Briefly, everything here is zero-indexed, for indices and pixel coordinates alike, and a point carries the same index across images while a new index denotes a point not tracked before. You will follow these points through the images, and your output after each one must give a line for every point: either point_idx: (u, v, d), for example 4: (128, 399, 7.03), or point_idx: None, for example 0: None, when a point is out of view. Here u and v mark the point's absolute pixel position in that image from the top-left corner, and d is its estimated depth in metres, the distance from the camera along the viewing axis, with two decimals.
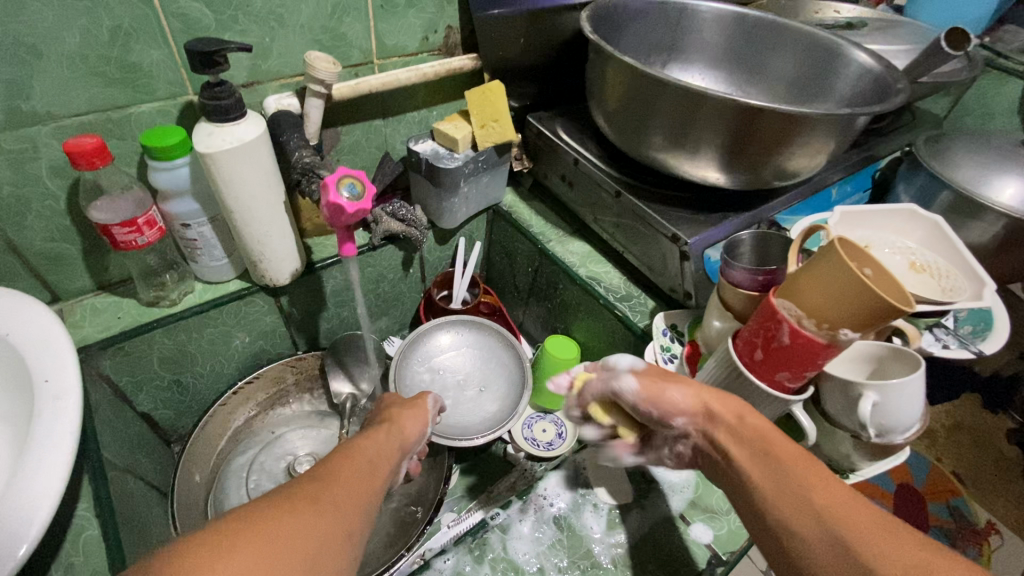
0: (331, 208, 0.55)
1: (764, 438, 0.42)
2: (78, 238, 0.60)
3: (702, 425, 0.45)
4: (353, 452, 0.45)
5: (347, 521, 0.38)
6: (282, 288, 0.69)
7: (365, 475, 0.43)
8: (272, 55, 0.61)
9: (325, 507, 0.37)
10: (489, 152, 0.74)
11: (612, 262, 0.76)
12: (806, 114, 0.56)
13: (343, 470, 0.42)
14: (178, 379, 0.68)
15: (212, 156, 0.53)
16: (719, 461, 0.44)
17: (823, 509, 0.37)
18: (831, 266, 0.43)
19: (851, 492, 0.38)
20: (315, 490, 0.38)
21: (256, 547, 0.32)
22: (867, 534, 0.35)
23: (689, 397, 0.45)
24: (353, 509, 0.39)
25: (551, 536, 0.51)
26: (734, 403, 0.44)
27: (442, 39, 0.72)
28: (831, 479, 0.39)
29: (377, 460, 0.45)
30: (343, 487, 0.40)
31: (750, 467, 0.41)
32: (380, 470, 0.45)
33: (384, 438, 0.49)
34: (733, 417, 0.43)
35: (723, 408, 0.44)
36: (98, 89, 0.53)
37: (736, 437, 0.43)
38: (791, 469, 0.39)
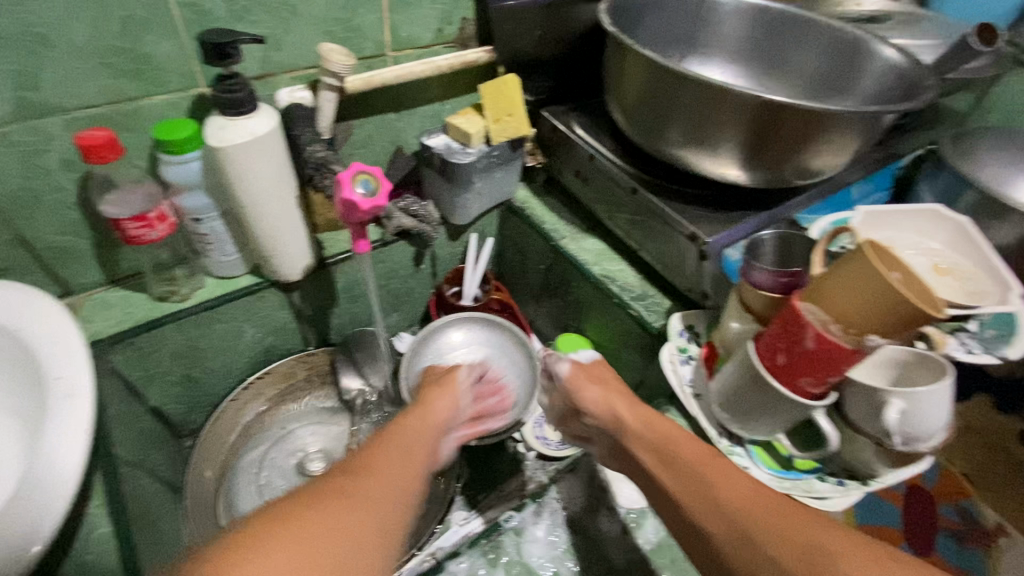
0: (345, 204, 0.54)
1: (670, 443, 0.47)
2: (89, 232, 0.59)
3: (610, 426, 0.52)
4: (390, 443, 0.44)
5: (382, 513, 0.37)
6: (294, 283, 0.68)
7: (400, 468, 0.42)
8: (284, 47, 0.59)
9: (358, 499, 0.37)
10: (503, 147, 0.72)
11: (627, 260, 0.75)
12: (832, 111, 0.55)
13: (378, 462, 0.41)
14: (188, 374, 0.68)
15: (225, 150, 0.53)
16: (638, 468, 0.48)
17: (726, 504, 0.41)
18: (859, 270, 0.42)
19: (752, 484, 0.41)
20: (347, 483, 0.38)
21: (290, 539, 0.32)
22: (769, 521, 0.38)
23: (598, 399, 0.54)
24: (390, 501, 0.39)
25: (566, 541, 0.50)
26: (644, 413, 0.51)
27: (456, 31, 0.70)
28: (733, 474, 0.43)
29: (410, 450, 0.45)
30: (377, 479, 0.40)
31: (665, 473, 0.45)
32: (415, 460, 0.44)
33: (416, 424, 0.48)
34: (644, 424, 0.50)
35: (631, 414, 0.51)
36: (109, 81, 0.52)
37: (648, 442, 0.48)
38: (700, 470, 0.44)
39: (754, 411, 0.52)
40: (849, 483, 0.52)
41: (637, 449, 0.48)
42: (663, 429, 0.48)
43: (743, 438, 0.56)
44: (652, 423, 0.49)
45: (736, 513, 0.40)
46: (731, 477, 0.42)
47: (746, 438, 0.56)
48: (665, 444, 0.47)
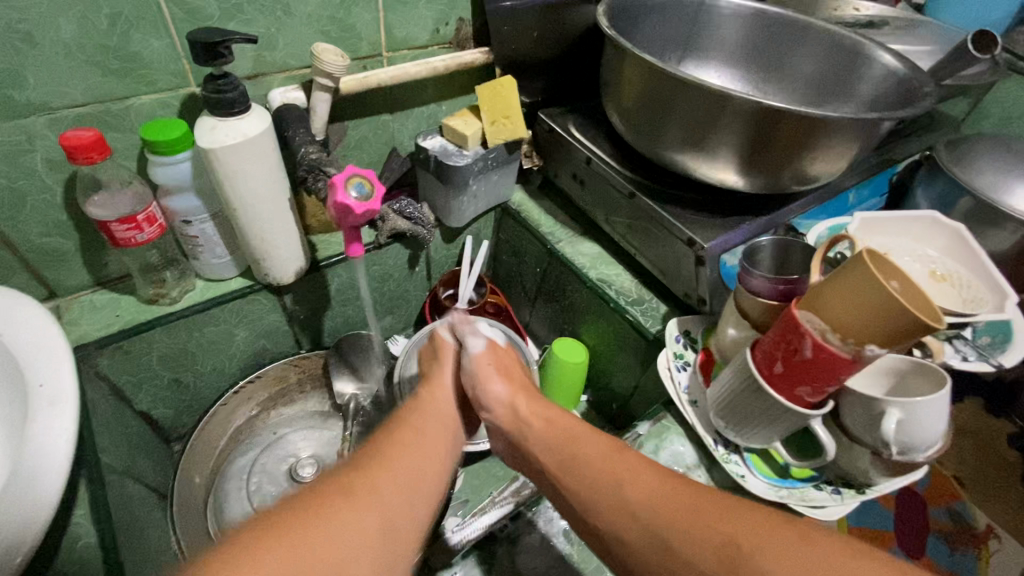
0: (339, 208, 0.53)
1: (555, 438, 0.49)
2: (75, 233, 0.58)
3: (510, 422, 0.53)
4: (406, 441, 0.45)
5: (392, 512, 0.39)
6: (286, 286, 0.67)
7: (415, 468, 0.43)
8: (277, 46, 0.58)
9: (374, 500, 0.38)
10: (499, 150, 0.72)
11: (623, 264, 0.74)
12: (831, 117, 0.54)
13: (393, 459, 0.42)
14: (178, 378, 0.67)
15: (215, 151, 0.51)
16: (541, 471, 0.49)
17: (637, 504, 0.41)
18: (857, 280, 0.42)
19: (662, 480, 0.42)
20: (362, 484, 0.39)
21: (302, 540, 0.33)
22: (676, 520, 0.39)
23: (505, 394, 0.55)
24: (404, 499, 0.40)
25: (561, 551, 0.50)
26: (541, 411, 0.53)
27: (453, 31, 0.69)
28: (642, 470, 0.43)
29: (422, 444, 0.46)
30: (388, 473, 0.41)
31: (571, 477, 0.46)
32: (429, 457, 0.45)
33: (431, 419, 0.49)
34: (541, 421, 0.52)
35: (528, 410, 0.53)
36: (96, 80, 0.51)
37: (557, 447, 0.48)
38: (606, 471, 0.44)
39: (751, 419, 0.52)
40: (845, 492, 0.52)
41: (535, 448, 0.50)
42: (567, 429, 0.50)
43: (740, 446, 0.56)
44: (552, 420, 0.51)
45: (646, 511, 0.41)
46: (621, 468, 0.44)
47: (742, 446, 0.56)
48: (573, 446, 0.48)
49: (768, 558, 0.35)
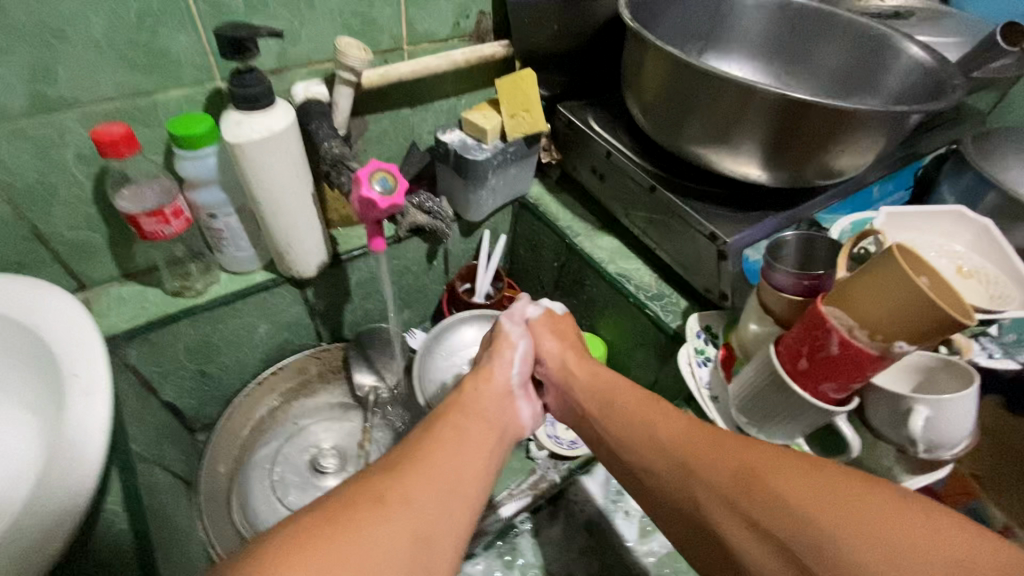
0: (363, 202, 0.54)
1: (592, 386, 0.53)
2: (103, 226, 0.59)
3: (561, 378, 0.56)
4: (437, 444, 0.43)
5: (423, 519, 0.37)
6: (308, 280, 0.68)
7: (445, 480, 0.40)
8: (300, 40, 0.59)
9: (399, 508, 0.37)
10: (518, 144, 0.71)
11: (642, 258, 0.74)
12: (859, 110, 0.54)
13: (422, 465, 0.41)
14: (202, 370, 0.68)
15: (241, 146, 0.52)
16: (581, 417, 0.53)
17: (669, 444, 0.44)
18: (888, 276, 0.41)
19: (694, 427, 0.45)
20: (386, 496, 0.37)
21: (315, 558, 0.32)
22: (702, 454, 0.42)
23: (556, 350, 0.58)
24: (431, 512, 0.38)
25: (581, 544, 0.51)
26: (589, 368, 0.55)
27: (473, 25, 0.69)
28: (670, 417, 0.46)
29: (459, 449, 0.44)
30: (418, 473, 0.40)
31: (605, 420, 0.50)
32: (460, 466, 0.42)
33: (467, 418, 0.47)
34: (589, 374, 0.54)
35: (580, 368, 0.55)
36: (125, 75, 0.52)
37: (594, 392, 0.52)
38: (636, 417, 0.48)
39: (773, 415, 0.52)
40: None
41: (575, 396, 0.54)
42: (605, 382, 0.53)
43: (761, 442, 0.56)
44: (596, 373, 0.54)
45: (681, 454, 0.43)
46: (659, 415, 0.47)
47: (764, 442, 0.56)
48: (607, 398, 0.51)
49: (800, 499, 0.37)
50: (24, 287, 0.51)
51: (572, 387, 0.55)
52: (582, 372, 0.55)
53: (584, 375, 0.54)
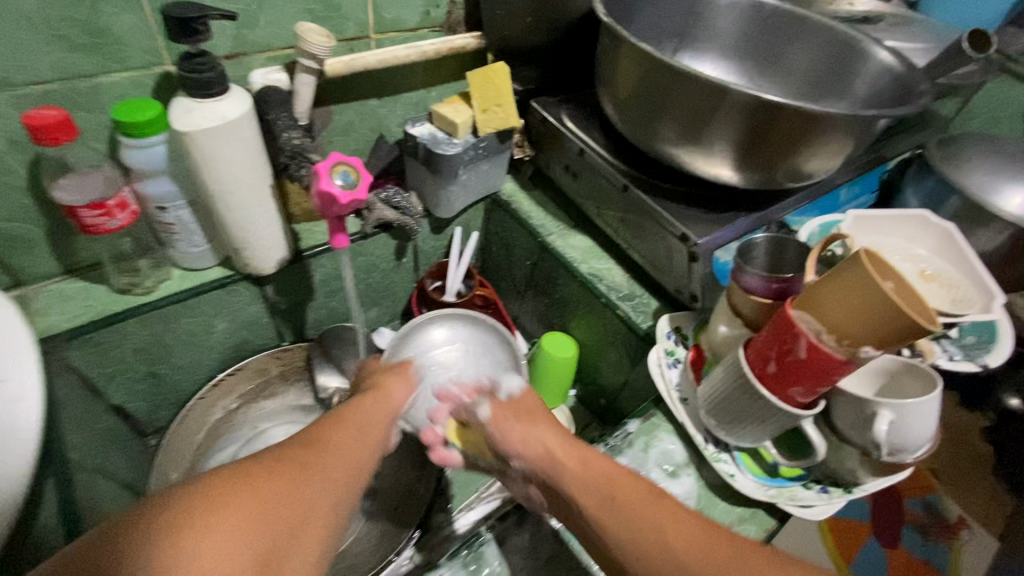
0: (322, 196, 0.51)
1: (607, 499, 0.41)
2: (41, 218, 0.55)
3: (545, 473, 0.45)
4: (344, 421, 0.43)
5: (337, 488, 0.38)
6: (267, 277, 0.65)
7: (352, 456, 0.41)
8: (259, 25, 0.55)
9: (317, 475, 0.37)
10: (490, 139, 0.69)
11: (614, 258, 0.73)
12: (829, 113, 0.54)
13: (334, 441, 0.41)
14: (153, 371, 0.65)
15: (192, 135, 0.49)
16: (576, 513, 0.42)
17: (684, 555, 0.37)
18: (855, 280, 0.41)
19: (701, 527, 0.38)
20: (304, 468, 0.37)
21: (237, 516, 0.31)
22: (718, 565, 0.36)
23: (532, 438, 0.46)
24: (342, 484, 0.38)
25: (548, 553, 0.48)
26: (572, 451, 0.45)
27: (444, 15, 0.67)
28: (687, 522, 0.39)
29: (370, 427, 0.45)
30: (336, 453, 0.40)
31: (613, 525, 0.40)
32: (367, 446, 0.43)
33: (371, 404, 0.47)
34: (579, 464, 0.44)
35: (563, 453, 0.45)
36: (62, 55, 0.48)
37: (592, 489, 0.42)
38: (648, 522, 0.39)
39: (742, 418, 0.52)
40: (833, 491, 0.52)
41: (567, 491, 0.43)
42: (600, 467, 0.43)
43: (730, 445, 0.55)
44: (588, 462, 0.43)
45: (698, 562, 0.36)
46: (671, 521, 0.39)
47: (732, 445, 0.55)
48: (611, 492, 0.41)
49: None
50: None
51: (559, 478, 0.44)
52: (568, 458, 0.44)
53: (570, 461, 0.44)
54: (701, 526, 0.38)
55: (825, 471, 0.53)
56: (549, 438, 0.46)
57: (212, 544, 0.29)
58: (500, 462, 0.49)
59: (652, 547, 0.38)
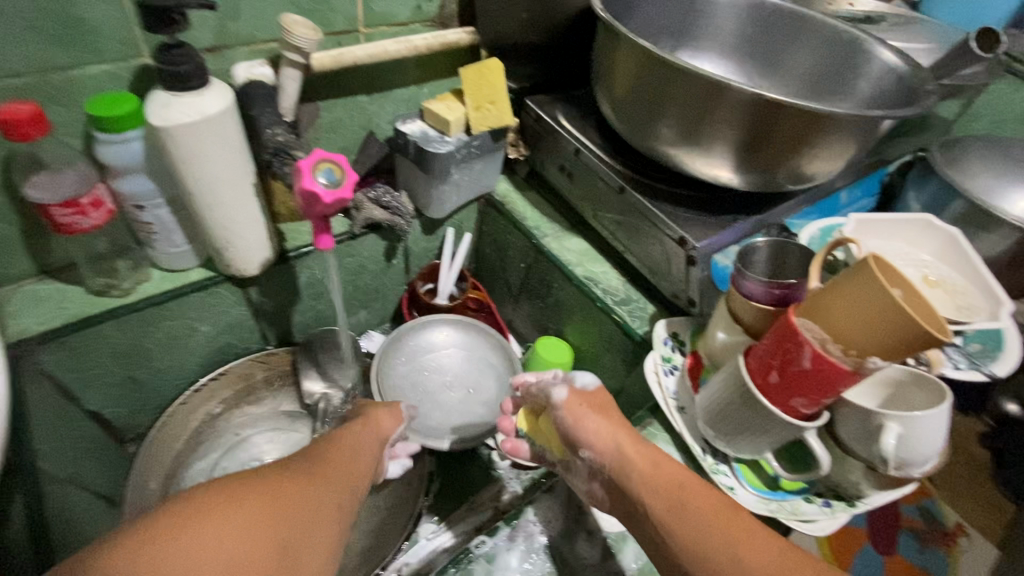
0: (305, 195, 0.49)
1: (680, 506, 0.39)
2: (13, 217, 0.53)
3: (615, 472, 0.42)
4: (342, 438, 0.45)
5: (336, 495, 0.39)
6: (251, 279, 0.63)
7: (348, 468, 0.42)
8: (242, 16, 0.53)
9: (315, 483, 0.39)
10: (483, 137, 0.67)
11: (610, 261, 0.71)
12: (833, 113, 0.52)
13: (330, 456, 0.42)
14: (131, 376, 0.62)
15: (168, 130, 0.47)
16: (640, 516, 0.41)
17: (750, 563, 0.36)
18: (862, 288, 0.39)
19: (777, 547, 0.37)
20: (303, 478, 0.38)
21: (238, 516, 0.33)
22: None
23: (606, 432, 0.43)
24: (340, 492, 0.40)
25: (542, 568, 0.46)
26: (645, 453, 0.42)
27: (436, 9, 0.65)
28: (754, 535, 0.37)
29: (357, 455, 0.44)
30: (320, 479, 0.39)
31: (679, 530, 0.38)
32: (362, 460, 0.44)
33: (361, 432, 0.47)
34: (652, 466, 0.41)
35: (636, 452, 0.42)
36: (33, 46, 0.46)
37: (662, 490, 0.40)
38: (718, 531, 0.37)
39: (742, 429, 0.50)
40: (836, 505, 0.50)
41: (633, 493, 0.41)
42: (670, 472, 0.41)
43: (729, 455, 0.53)
44: (658, 464, 0.42)
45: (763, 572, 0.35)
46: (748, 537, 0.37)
47: (732, 456, 0.53)
48: (680, 495, 0.40)
49: None
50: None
51: (629, 480, 0.41)
52: (640, 458, 0.42)
53: (642, 461, 0.42)
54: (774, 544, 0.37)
55: (827, 483, 0.51)
56: (623, 432, 0.44)
57: (211, 539, 0.31)
58: (568, 452, 0.46)
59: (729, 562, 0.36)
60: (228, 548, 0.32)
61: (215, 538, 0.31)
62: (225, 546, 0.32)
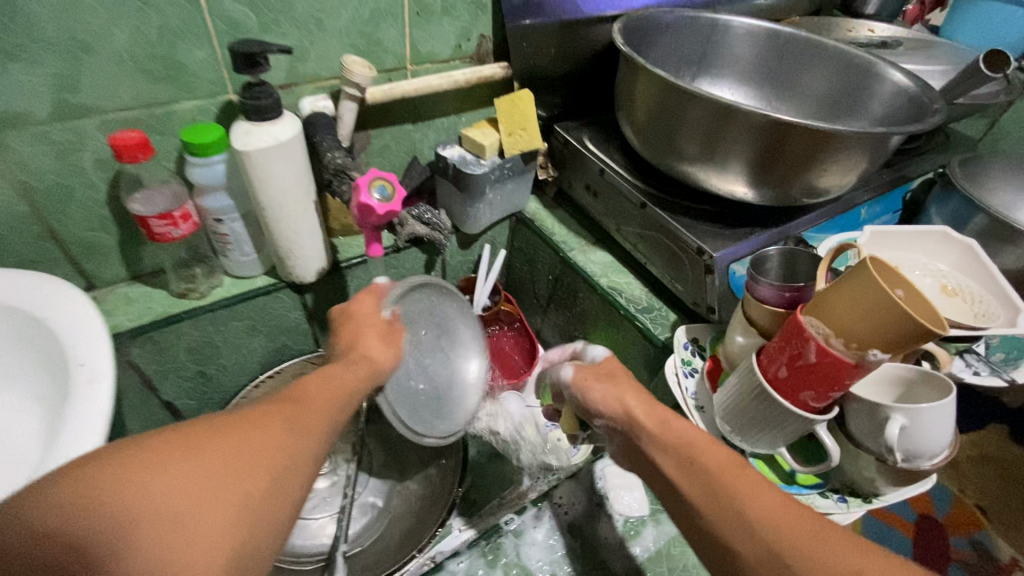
0: (361, 208, 0.57)
1: (687, 459, 0.42)
2: (115, 228, 0.62)
3: (623, 426, 0.47)
4: (325, 374, 0.44)
5: (304, 433, 0.38)
6: (308, 285, 0.70)
7: (329, 401, 0.42)
8: (310, 58, 0.62)
9: (282, 427, 0.37)
10: (515, 160, 0.74)
11: (634, 273, 0.76)
12: (839, 130, 0.56)
13: (302, 395, 0.41)
14: (202, 370, 0.70)
15: (249, 153, 0.55)
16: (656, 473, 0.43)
17: (763, 527, 0.36)
18: (860, 286, 0.43)
19: (784, 501, 0.38)
20: (280, 416, 0.38)
21: (189, 463, 0.31)
22: (798, 542, 0.35)
23: (614, 400, 0.48)
24: (308, 428, 0.38)
25: (565, 545, 0.49)
26: (641, 401, 0.47)
27: (474, 48, 0.73)
28: (761, 490, 0.38)
29: (334, 389, 0.43)
30: (289, 411, 0.38)
31: (685, 482, 0.41)
32: (339, 393, 0.43)
33: (351, 367, 0.47)
34: (658, 423, 0.45)
35: (631, 394, 0.48)
36: (141, 86, 0.55)
37: (674, 450, 0.43)
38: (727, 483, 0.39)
39: (757, 424, 0.53)
40: (851, 501, 0.53)
41: (648, 447, 0.44)
42: (682, 430, 0.44)
43: (745, 451, 0.56)
44: (668, 423, 0.44)
45: (772, 533, 0.36)
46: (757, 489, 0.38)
47: (748, 452, 0.56)
48: (688, 453, 0.42)
49: None
50: (25, 280, 0.52)
51: (644, 433, 0.45)
52: (653, 419, 0.45)
53: (656, 421, 0.45)
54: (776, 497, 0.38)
55: (843, 480, 0.53)
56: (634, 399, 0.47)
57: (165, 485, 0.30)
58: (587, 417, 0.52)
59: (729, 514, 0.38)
60: (178, 497, 0.30)
61: (165, 487, 0.30)
62: (177, 493, 0.30)
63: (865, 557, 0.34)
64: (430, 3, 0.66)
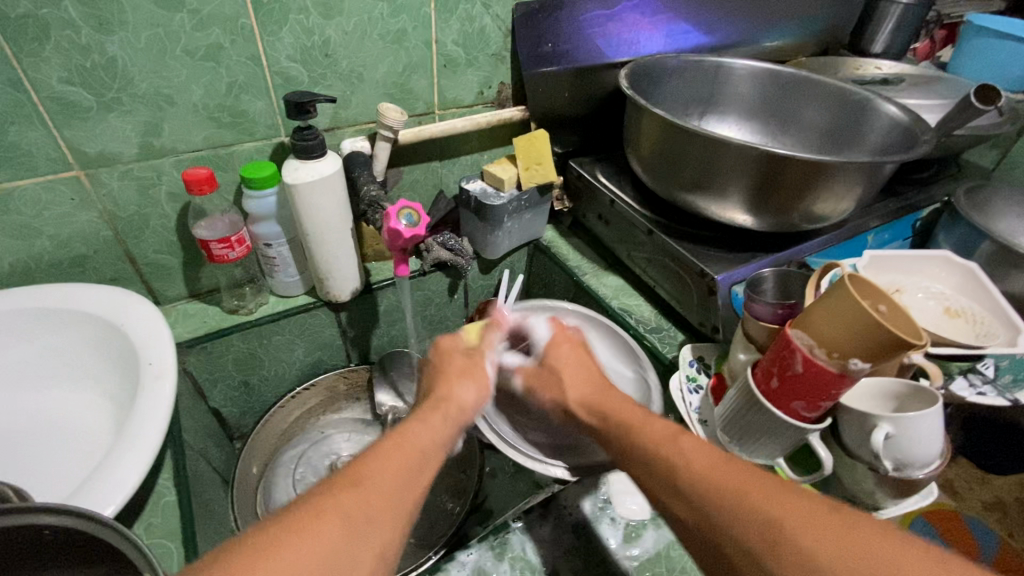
0: (390, 232, 0.64)
1: (641, 429, 0.47)
2: (180, 252, 0.71)
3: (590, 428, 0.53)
4: (407, 435, 0.44)
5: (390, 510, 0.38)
6: (342, 304, 0.78)
7: (413, 465, 0.42)
8: (351, 105, 0.72)
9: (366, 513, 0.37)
10: (532, 192, 0.81)
11: (644, 296, 0.80)
12: (830, 162, 0.60)
13: (382, 466, 0.40)
14: (246, 380, 0.78)
15: (297, 186, 0.63)
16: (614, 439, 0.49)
17: (691, 480, 0.40)
18: (841, 300, 0.46)
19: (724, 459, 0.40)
20: (371, 485, 0.38)
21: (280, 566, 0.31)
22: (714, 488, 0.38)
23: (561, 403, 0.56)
24: (391, 501, 0.38)
25: (569, 543, 0.53)
26: (575, 385, 0.56)
27: (495, 93, 0.82)
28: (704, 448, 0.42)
29: (417, 453, 0.43)
30: (372, 490, 0.38)
31: (639, 449, 0.45)
32: (423, 457, 0.43)
33: (438, 420, 0.48)
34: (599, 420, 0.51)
35: (568, 383, 0.56)
36: (210, 131, 0.65)
37: (615, 435, 0.49)
38: (663, 450, 0.43)
39: (753, 433, 0.55)
40: None
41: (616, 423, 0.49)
42: (621, 409, 0.50)
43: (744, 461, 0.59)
44: (613, 411, 0.51)
45: (701, 488, 0.39)
46: (690, 454, 0.41)
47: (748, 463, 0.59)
48: (634, 427, 0.47)
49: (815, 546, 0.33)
50: (104, 294, 0.61)
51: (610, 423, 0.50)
52: (617, 407, 0.51)
53: (618, 408, 0.51)
54: (711, 453, 0.41)
55: (845, 494, 0.55)
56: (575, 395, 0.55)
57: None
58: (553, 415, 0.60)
59: (673, 474, 0.41)
60: None
61: None
62: None
63: (788, 503, 0.35)
64: (456, 57, 0.75)
